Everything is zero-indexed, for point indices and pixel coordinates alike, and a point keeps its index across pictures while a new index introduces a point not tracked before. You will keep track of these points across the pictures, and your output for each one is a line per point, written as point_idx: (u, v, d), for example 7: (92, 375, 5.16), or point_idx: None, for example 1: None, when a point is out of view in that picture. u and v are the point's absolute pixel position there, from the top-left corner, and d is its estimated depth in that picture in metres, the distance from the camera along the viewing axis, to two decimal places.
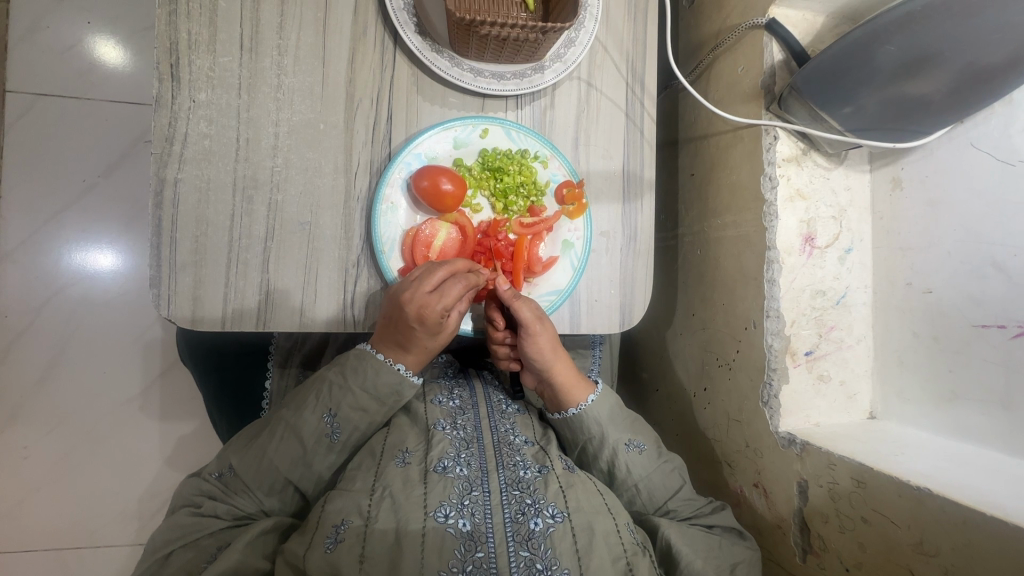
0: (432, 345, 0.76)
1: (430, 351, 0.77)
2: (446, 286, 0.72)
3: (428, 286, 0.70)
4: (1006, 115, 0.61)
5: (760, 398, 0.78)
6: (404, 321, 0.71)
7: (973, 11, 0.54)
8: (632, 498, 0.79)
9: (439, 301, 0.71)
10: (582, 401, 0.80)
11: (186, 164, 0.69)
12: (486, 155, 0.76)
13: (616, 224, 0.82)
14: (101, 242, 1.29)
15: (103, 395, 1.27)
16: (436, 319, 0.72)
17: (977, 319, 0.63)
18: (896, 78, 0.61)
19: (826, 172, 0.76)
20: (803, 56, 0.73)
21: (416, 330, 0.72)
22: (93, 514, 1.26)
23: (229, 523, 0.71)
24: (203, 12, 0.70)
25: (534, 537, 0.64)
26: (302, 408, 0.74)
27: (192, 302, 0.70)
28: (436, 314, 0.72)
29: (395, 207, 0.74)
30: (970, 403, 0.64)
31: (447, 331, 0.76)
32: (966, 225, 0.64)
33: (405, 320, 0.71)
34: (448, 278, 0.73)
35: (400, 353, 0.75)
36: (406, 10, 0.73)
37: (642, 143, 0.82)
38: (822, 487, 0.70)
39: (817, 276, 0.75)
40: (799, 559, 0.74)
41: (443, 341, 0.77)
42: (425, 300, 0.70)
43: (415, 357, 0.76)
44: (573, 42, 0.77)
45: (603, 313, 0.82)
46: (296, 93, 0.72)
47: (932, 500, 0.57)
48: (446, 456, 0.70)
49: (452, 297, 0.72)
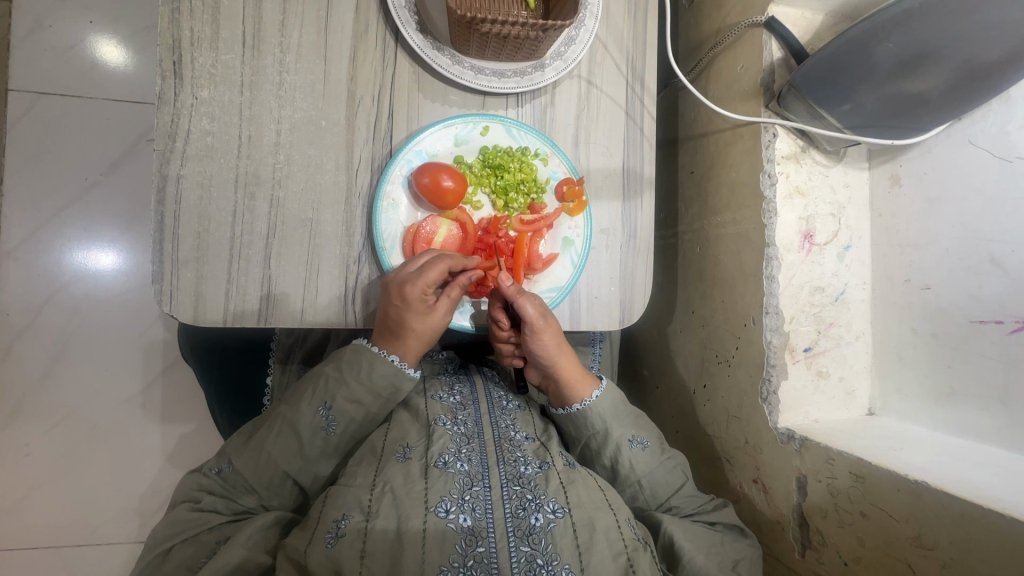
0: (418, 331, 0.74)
1: (425, 338, 0.76)
2: (429, 265, 0.72)
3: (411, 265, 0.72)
4: (1003, 112, 0.62)
5: (760, 394, 0.78)
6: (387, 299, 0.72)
7: (969, 9, 0.54)
8: (634, 495, 0.79)
9: (421, 280, 0.71)
10: (587, 396, 0.80)
11: (188, 161, 0.70)
12: (486, 153, 0.76)
13: (616, 221, 0.82)
14: (103, 241, 1.29)
15: (104, 393, 1.28)
16: (417, 297, 0.71)
17: (975, 315, 0.63)
18: (894, 76, 0.62)
19: (824, 169, 0.76)
20: (801, 54, 0.74)
21: (401, 311, 0.72)
22: (94, 512, 1.26)
23: (227, 518, 0.71)
24: (205, 10, 0.70)
25: (534, 532, 0.65)
26: (299, 402, 0.75)
27: (193, 298, 0.71)
28: (418, 291, 0.71)
29: (396, 204, 0.75)
30: (967, 399, 0.64)
31: (436, 315, 0.75)
32: (963, 222, 0.65)
33: (388, 301, 0.72)
34: (433, 259, 0.73)
35: (397, 346, 0.76)
36: (408, 8, 0.73)
37: (642, 141, 0.82)
38: (821, 482, 0.70)
39: (817, 273, 0.75)
40: (799, 555, 0.74)
41: (436, 329, 0.76)
42: (407, 278, 0.71)
43: (410, 347, 0.76)
44: (573, 40, 0.77)
45: (603, 310, 0.82)
46: (298, 90, 0.73)
47: (930, 495, 0.58)
48: (447, 452, 0.70)
49: (434, 275, 0.71)
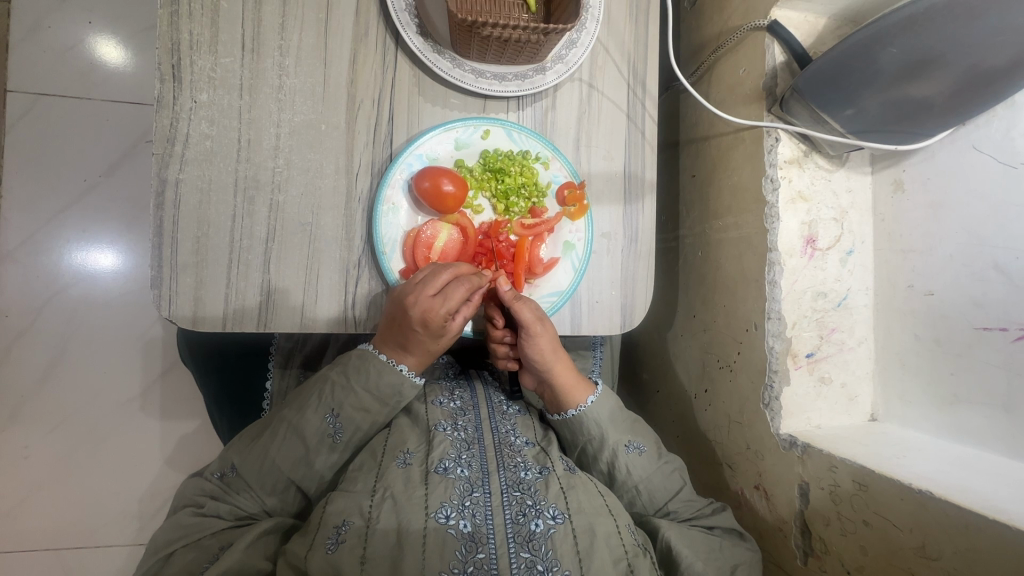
0: (433, 349, 0.75)
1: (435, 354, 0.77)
2: (449, 290, 0.72)
3: (433, 290, 0.71)
4: (1008, 117, 0.61)
5: (762, 400, 0.77)
6: (406, 322, 0.71)
7: (975, 14, 0.53)
8: (632, 500, 0.79)
9: (444, 303, 0.71)
10: (583, 402, 0.80)
11: (187, 165, 0.69)
12: (487, 156, 0.76)
13: (617, 225, 0.82)
14: (102, 242, 1.28)
15: (104, 395, 1.27)
16: (439, 325, 0.72)
17: (979, 322, 0.63)
18: (898, 81, 0.61)
19: (827, 174, 0.76)
20: (804, 58, 0.73)
21: (420, 334, 0.72)
22: (94, 514, 1.26)
23: (230, 523, 0.71)
24: (205, 13, 0.70)
25: (535, 538, 0.64)
26: (304, 408, 0.74)
27: (193, 303, 0.70)
28: (441, 319, 0.71)
29: (396, 208, 0.74)
30: (971, 405, 0.64)
31: (449, 337, 0.75)
32: (967, 227, 0.64)
33: (405, 321, 0.71)
34: (450, 282, 0.73)
35: (403, 356, 0.75)
36: (408, 11, 0.73)
37: (643, 145, 0.82)
38: (823, 489, 0.69)
39: (819, 278, 0.75)
40: (800, 562, 0.74)
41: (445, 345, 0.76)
42: (429, 304, 0.70)
43: (416, 358, 0.75)
44: (575, 43, 0.77)
45: (604, 314, 0.82)
46: (297, 94, 0.72)
47: (935, 504, 0.57)
48: (447, 458, 0.70)
49: (455, 302, 0.72)
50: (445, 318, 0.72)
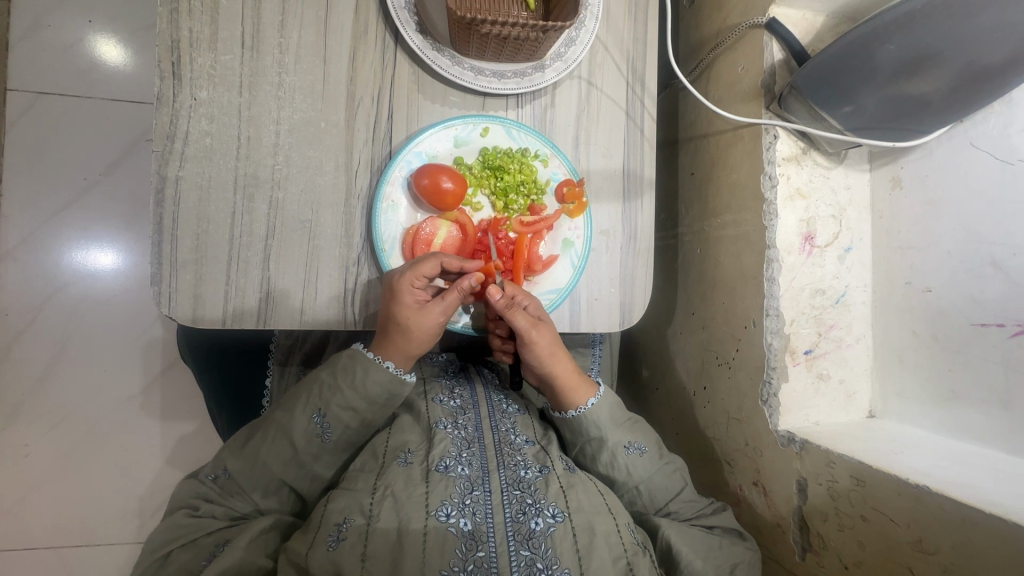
0: (404, 329, 0.73)
1: (411, 342, 0.74)
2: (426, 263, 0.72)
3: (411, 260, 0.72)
4: (1006, 114, 0.61)
5: (760, 396, 0.78)
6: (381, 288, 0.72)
7: (972, 11, 0.54)
8: (632, 500, 0.79)
9: (414, 287, 0.71)
10: (585, 402, 0.79)
11: (187, 162, 0.70)
12: (486, 154, 0.76)
13: (616, 222, 0.82)
14: (102, 241, 1.29)
15: (104, 393, 1.28)
16: (405, 290, 0.70)
17: (976, 318, 0.63)
18: (896, 78, 0.61)
19: (825, 171, 0.76)
20: (803, 55, 0.73)
21: (389, 304, 0.72)
22: (95, 513, 1.26)
23: (225, 523, 0.71)
24: (205, 10, 0.70)
25: (534, 537, 0.64)
26: (293, 409, 0.74)
27: (193, 300, 0.70)
28: (409, 285, 0.71)
29: (396, 205, 0.75)
30: (969, 402, 0.64)
31: (424, 321, 0.73)
32: (965, 224, 0.64)
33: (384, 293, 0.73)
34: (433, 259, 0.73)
35: (383, 339, 0.74)
36: (407, 9, 0.73)
37: (642, 142, 0.82)
38: (821, 485, 0.70)
39: (817, 275, 0.75)
40: (799, 558, 0.74)
41: (422, 330, 0.73)
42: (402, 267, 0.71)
43: (392, 342, 0.74)
44: (574, 41, 0.77)
45: (603, 311, 0.82)
46: (297, 91, 0.73)
47: (932, 499, 0.57)
48: (447, 456, 0.70)
49: (427, 272, 0.71)
50: (416, 304, 0.72)
